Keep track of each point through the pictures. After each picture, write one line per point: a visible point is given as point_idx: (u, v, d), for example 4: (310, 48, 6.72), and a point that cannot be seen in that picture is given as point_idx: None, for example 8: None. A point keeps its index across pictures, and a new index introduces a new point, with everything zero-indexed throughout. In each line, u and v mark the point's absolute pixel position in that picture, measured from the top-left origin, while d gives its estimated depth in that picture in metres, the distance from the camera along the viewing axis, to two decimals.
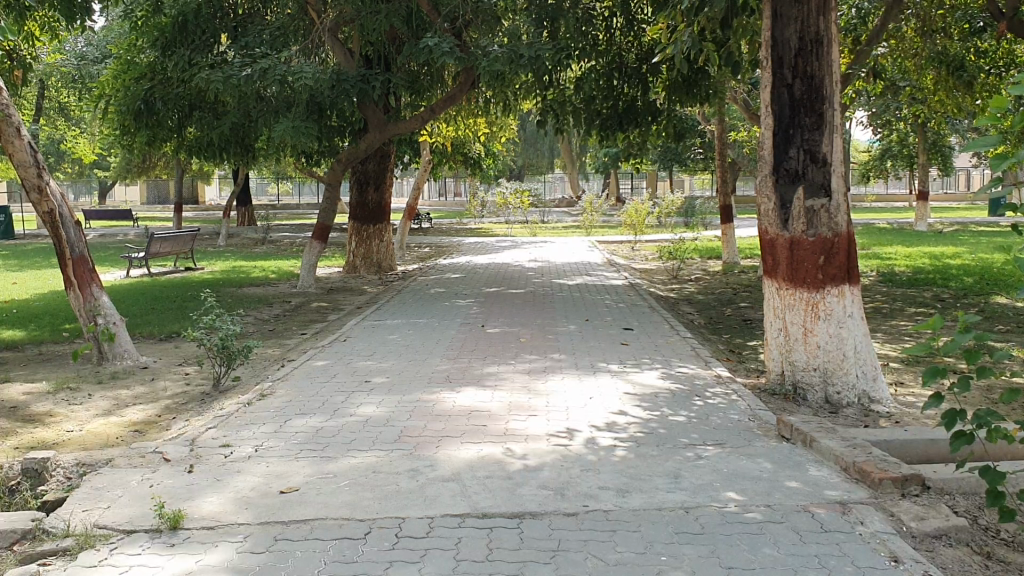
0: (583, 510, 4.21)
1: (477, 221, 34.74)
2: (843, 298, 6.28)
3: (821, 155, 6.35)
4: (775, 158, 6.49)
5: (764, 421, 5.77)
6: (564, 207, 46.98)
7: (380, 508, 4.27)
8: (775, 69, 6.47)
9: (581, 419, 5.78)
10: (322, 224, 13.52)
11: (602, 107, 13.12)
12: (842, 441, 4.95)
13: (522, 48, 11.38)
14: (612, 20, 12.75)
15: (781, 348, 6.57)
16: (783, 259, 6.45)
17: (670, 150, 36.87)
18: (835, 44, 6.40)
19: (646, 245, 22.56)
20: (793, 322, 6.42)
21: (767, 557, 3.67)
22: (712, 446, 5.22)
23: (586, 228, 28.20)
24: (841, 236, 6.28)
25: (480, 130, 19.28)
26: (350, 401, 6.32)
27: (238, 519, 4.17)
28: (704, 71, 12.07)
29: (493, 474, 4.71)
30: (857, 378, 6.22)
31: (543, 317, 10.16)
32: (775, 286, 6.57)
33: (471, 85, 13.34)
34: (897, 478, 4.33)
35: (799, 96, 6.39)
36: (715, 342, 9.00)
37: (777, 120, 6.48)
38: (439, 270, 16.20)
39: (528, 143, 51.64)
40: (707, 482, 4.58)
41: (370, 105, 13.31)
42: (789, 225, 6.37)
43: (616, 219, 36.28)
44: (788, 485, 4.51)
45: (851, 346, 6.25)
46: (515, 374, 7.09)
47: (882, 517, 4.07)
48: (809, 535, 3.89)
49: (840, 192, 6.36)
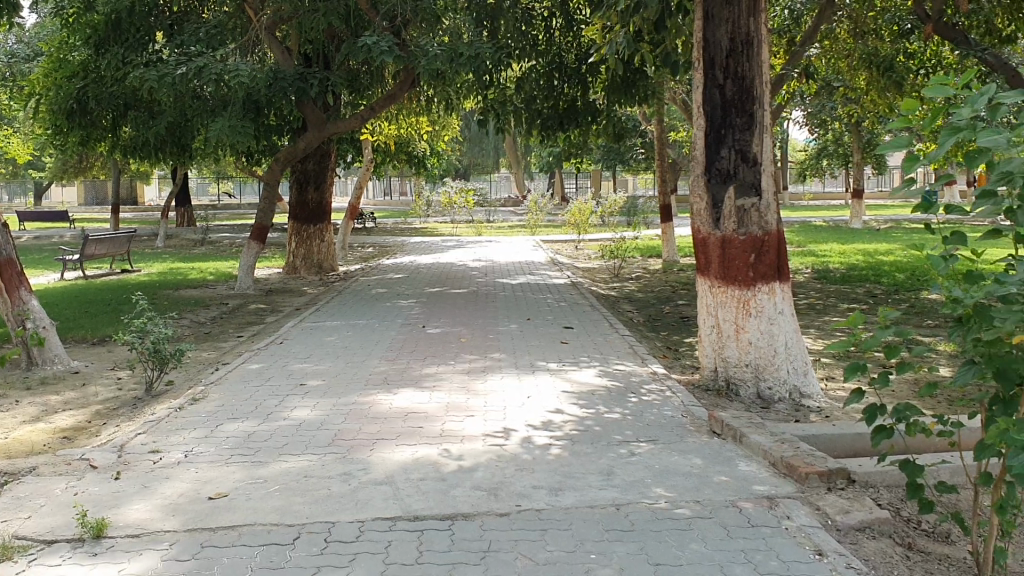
0: (515, 510, 4.21)
1: (422, 220, 34.59)
2: (774, 296, 6.38)
3: (752, 154, 6.45)
4: (707, 158, 6.57)
5: (696, 417, 5.84)
6: (508, 206, 47.05)
7: (310, 512, 4.22)
8: (707, 69, 6.55)
9: (518, 418, 5.80)
10: (260, 224, 13.36)
11: (544, 106, 13.19)
12: (771, 436, 5.03)
13: (460, 46, 11.41)
14: (552, 21, 12.81)
15: (714, 345, 6.65)
16: (715, 258, 6.53)
17: (614, 150, 37.16)
18: (765, 44, 6.50)
19: (589, 244, 22.69)
20: (725, 319, 6.50)
21: (695, 553, 3.71)
22: (645, 443, 5.27)
23: (531, 227, 28.22)
24: (771, 234, 6.39)
25: (422, 128, 19.18)
26: (284, 404, 6.25)
27: (165, 525, 4.09)
28: (644, 72, 12.14)
29: (427, 475, 4.69)
30: (787, 374, 6.33)
31: (484, 316, 10.15)
32: (707, 284, 6.64)
33: (412, 85, 13.29)
34: (823, 473, 4.41)
35: (730, 96, 6.47)
36: (653, 340, 9.09)
37: (708, 121, 6.56)
38: (381, 271, 16.13)
39: (472, 142, 51.53)
40: (638, 479, 4.61)
41: (309, 103, 13.14)
42: (720, 224, 6.45)
43: (560, 218, 36.41)
44: (718, 480, 4.57)
45: (782, 343, 6.35)
46: (454, 374, 7.08)
47: (808, 511, 4.14)
48: (737, 530, 3.94)
49: (770, 191, 6.46)
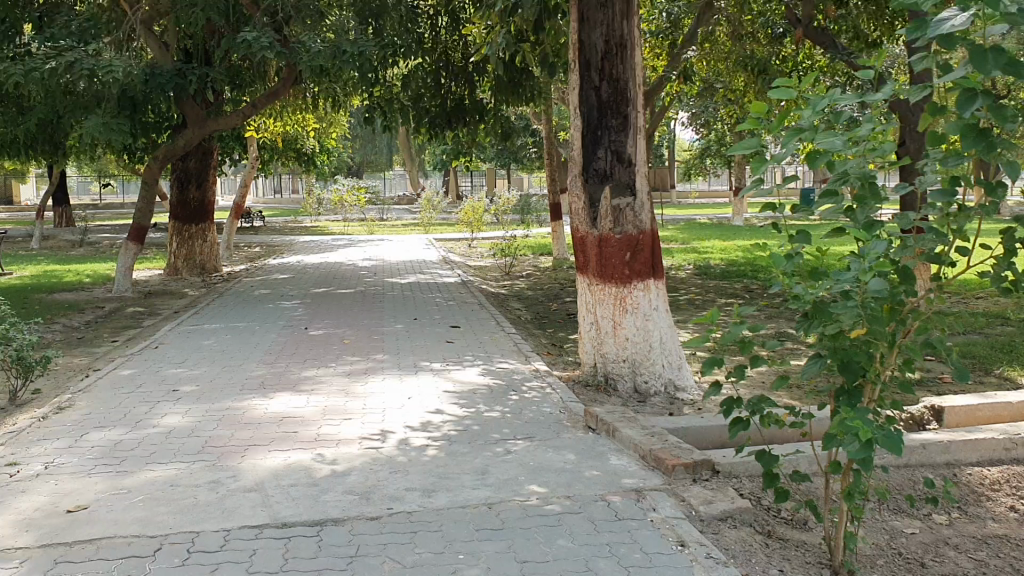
0: (386, 513, 4.19)
1: (314, 218, 34.04)
2: (649, 292, 6.52)
3: (627, 155, 6.59)
4: (584, 159, 6.66)
5: (573, 413, 5.92)
6: (402, 204, 46.73)
7: (174, 523, 4.10)
8: (583, 71, 6.63)
9: (396, 420, 5.76)
10: (138, 224, 12.91)
11: (431, 104, 13.06)
12: (642, 429, 5.14)
13: (344, 44, 11.25)
14: (438, 19, 12.75)
15: (592, 342, 6.74)
16: (593, 256, 6.62)
17: (507, 148, 37.33)
18: (638, 47, 6.63)
19: (482, 242, 22.75)
20: (603, 317, 6.60)
21: (561, 548, 3.76)
22: (522, 440, 5.32)
23: (425, 225, 28.09)
24: (646, 233, 6.53)
25: (310, 125, 18.87)
26: (155, 411, 6.06)
27: (17, 543, 3.91)
28: (530, 72, 12.17)
29: (299, 481, 4.63)
30: (663, 368, 6.49)
31: (370, 317, 10.06)
32: (586, 282, 6.73)
33: (296, 81, 13.04)
34: (689, 464, 4.54)
35: (606, 98, 6.58)
36: (538, 337, 9.17)
37: (585, 122, 6.65)
38: (265, 270, 15.90)
39: (365, 140, 50.98)
40: (512, 477, 4.65)
41: (188, 99, 12.73)
42: (597, 223, 6.55)
43: (454, 216, 36.36)
44: (589, 475, 4.64)
45: (657, 338, 6.51)
46: (334, 377, 6.99)
47: (673, 503, 4.25)
48: (603, 524, 4.01)
49: (644, 191, 6.60)
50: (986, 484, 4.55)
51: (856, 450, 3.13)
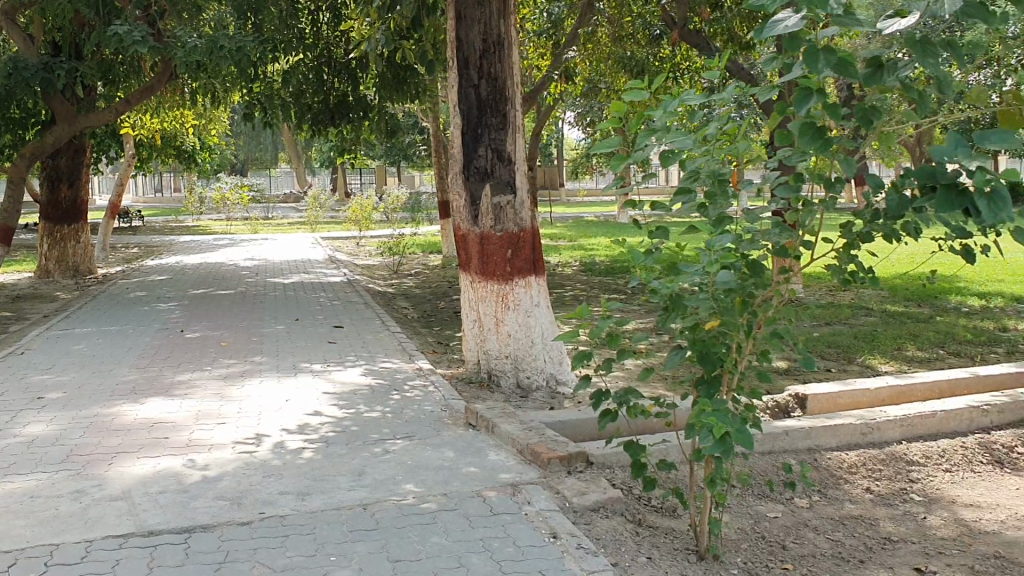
0: (257, 518, 4.11)
1: (196, 218, 33.07)
2: (530, 289, 6.59)
3: (507, 153, 6.64)
4: (465, 157, 6.67)
5: (454, 410, 5.93)
6: (290, 202, 45.88)
7: (31, 536, 3.93)
8: (461, 69, 6.64)
9: (273, 423, 5.67)
10: (3, 225, 12.29)
11: (314, 101, 12.86)
12: (520, 424, 5.19)
13: (221, 38, 10.96)
14: (320, 15, 12.57)
15: (476, 339, 6.76)
16: (475, 254, 6.65)
17: (396, 146, 37.08)
18: (515, 46, 6.69)
19: (370, 241, 22.54)
20: (485, 314, 6.63)
21: (434, 545, 3.77)
22: (401, 439, 5.30)
23: (312, 223, 27.65)
24: (526, 230, 6.60)
25: (189, 122, 18.34)
26: (15, 420, 5.79)
27: None
28: (413, 69, 12.09)
29: (168, 488, 4.50)
30: (545, 363, 6.56)
31: (250, 318, 9.86)
32: (469, 280, 6.74)
33: (172, 76, 12.66)
34: (564, 457, 4.61)
35: (485, 96, 6.61)
36: (423, 335, 9.15)
37: (464, 120, 6.65)
38: (144, 270, 15.57)
39: (250, 136, 49.83)
40: (389, 476, 4.63)
41: (56, 94, 12.19)
42: (478, 221, 6.58)
43: (343, 215, 35.92)
44: (466, 471, 4.67)
45: (539, 334, 6.57)
46: (210, 380, 6.82)
47: (548, 495, 4.31)
48: (478, 519, 4.04)
49: (524, 189, 6.68)
50: (844, 467, 4.78)
51: (709, 445, 3.30)
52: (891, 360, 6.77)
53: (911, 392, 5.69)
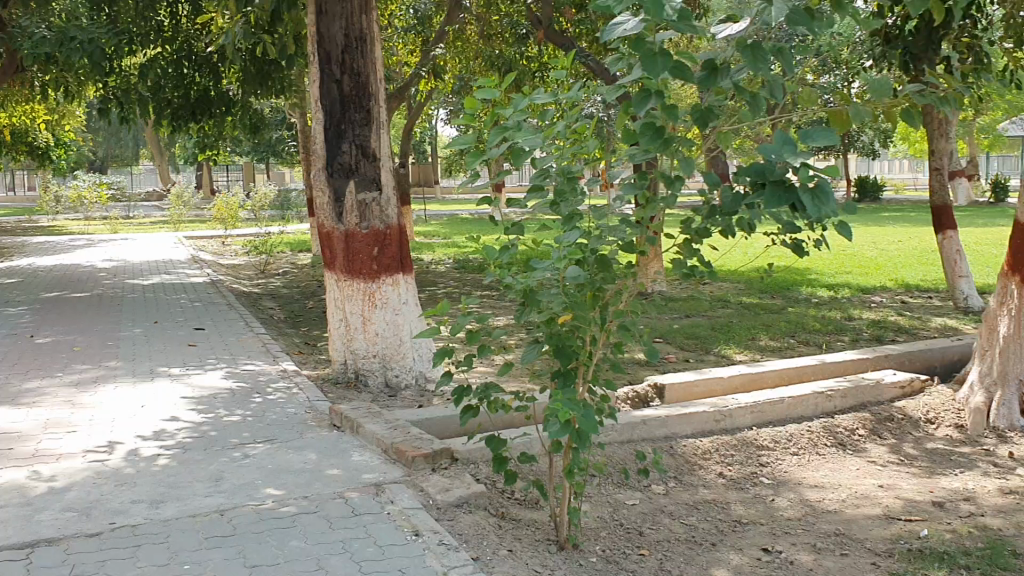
0: (107, 529, 3.96)
1: (50, 217, 31.45)
2: (397, 287, 6.56)
3: (371, 150, 6.59)
4: (328, 154, 6.57)
5: (318, 412, 5.85)
6: (153, 201, 44.20)
7: None
8: (323, 64, 6.53)
9: (127, 430, 5.46)
10: None
11: (173, 96, 12.40)
12: (384, 423, 5.17)
13: (72, 30, 10.43)
14: (179, 7, 12.13)
15: (341, 339, 6.66)
16: (340, 252, 6.55)
17: (265, 143, 36.22)
18: (377, 41, 6.64)
19: (237, 240, 21.95)
20: (351, 313, 6.54)
21: (293, 549, 3.71)
22: (262, 443, 5.19)
23: (175, 223, 26.71)
24: (392, 228, 6.58)
25: (39, 116, 17.43)
26: None
27: None
28: (277, 64, 11.79)
29: (9, 502, 4.27)
30: (413, 361, 6.56)
31: (106, 321, 9.46)
32: (333, 278, 6.64)
33: (18, 68, 11.99)
34: (428, 455, 4.62)
35: (348, 92, 6.52)
36: (290, 336, 8.98)
37: (327, 116, 6.55)
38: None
39: (110, 132, 47.75)
40: (248, 481, 4.53)
41: None
42: (343, 219, 6.49)
43: (209, 214, 34.84)
44: (328, 473, 4.62)
45: (406, 332, 6.56)
46: (60, 388, 6.50)
47: (411, 494, 4.30)
48: (338, 521, 4.00)
49: (389, 185, 6.65)
50: (699, 453, 4.95)
51: (556, 430, 3.39)
52: (746, 350, 7.06)
53: (763, 379, 5.95)
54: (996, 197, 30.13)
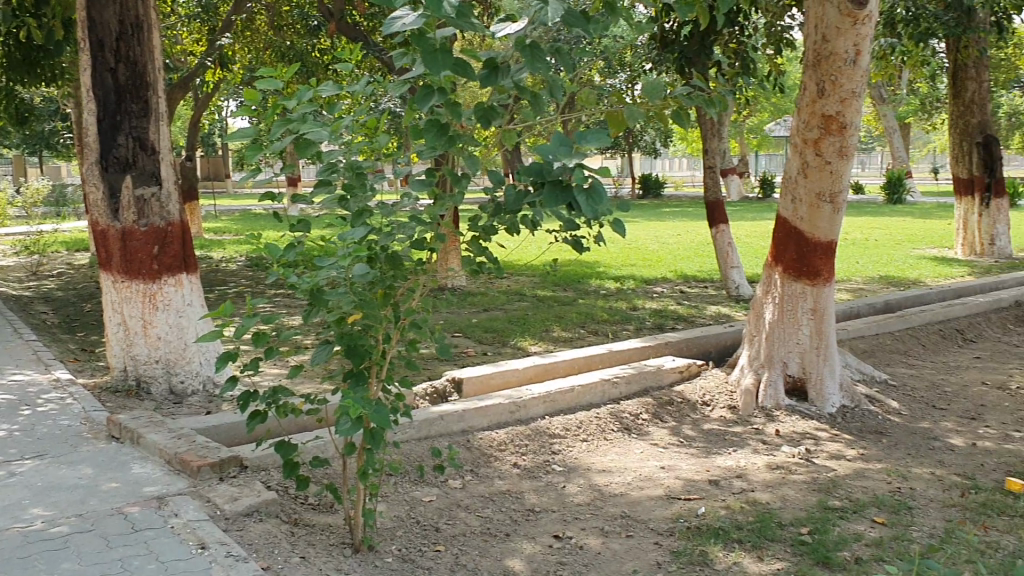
0: None
1: None
2: (181, 287, 6.25)
3: (150, 143, 6.24)
4: (101, 147, 6.16)
5: (96, 423, 5.48)
6: None
7: None
8: (94, 51, 6.11)
9: None
10: None
11: None
12: (168, 432, 4.91)
13: None
14: None
15: (120, 344, 6.26)
16: (116, 251, 6.15)
17: (36, 135, 33.55)
18: (155, 29, 6.29)
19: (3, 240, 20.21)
20: (131, 316, 6.17)
21: (64, 573, 3.45)
22: (30, 460, 4.80)
23: None
24: (174, 225, 6.26)
25: None
26: None
27: None
28: (46, 50, 10.93)
29: None
30: (200, 365, 6.28)
31: None
32: (109, 279, 6.22)
33: None
34: (215, 463, 4.43)
35: (123, 81, 6.15)
36: (64, 342, 8.36)
37: (100, 107, 6.14)
38: None
39: None
40: (13, 502, 4.18)
41: None
42: (118, 216, 6.10)
43: None
44: (105, 488, 4.33)
45: (192, 335, 6.28)
46: None
47: (197, 505, 4.11)
48: (116, 539, 3.76)
49: (169, 180, 6.33)
50: (493, 446, 5.03)
51: (347, 429, 3.32)
52: (540, 341, 7.23)
53: (554, 370, 6.13)
54: (763, 192, 32.50)
